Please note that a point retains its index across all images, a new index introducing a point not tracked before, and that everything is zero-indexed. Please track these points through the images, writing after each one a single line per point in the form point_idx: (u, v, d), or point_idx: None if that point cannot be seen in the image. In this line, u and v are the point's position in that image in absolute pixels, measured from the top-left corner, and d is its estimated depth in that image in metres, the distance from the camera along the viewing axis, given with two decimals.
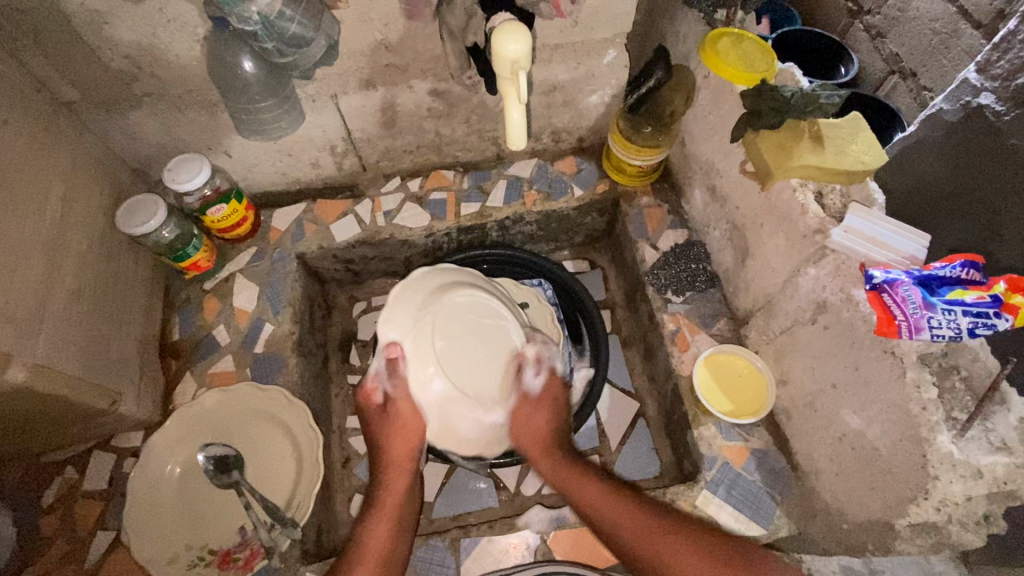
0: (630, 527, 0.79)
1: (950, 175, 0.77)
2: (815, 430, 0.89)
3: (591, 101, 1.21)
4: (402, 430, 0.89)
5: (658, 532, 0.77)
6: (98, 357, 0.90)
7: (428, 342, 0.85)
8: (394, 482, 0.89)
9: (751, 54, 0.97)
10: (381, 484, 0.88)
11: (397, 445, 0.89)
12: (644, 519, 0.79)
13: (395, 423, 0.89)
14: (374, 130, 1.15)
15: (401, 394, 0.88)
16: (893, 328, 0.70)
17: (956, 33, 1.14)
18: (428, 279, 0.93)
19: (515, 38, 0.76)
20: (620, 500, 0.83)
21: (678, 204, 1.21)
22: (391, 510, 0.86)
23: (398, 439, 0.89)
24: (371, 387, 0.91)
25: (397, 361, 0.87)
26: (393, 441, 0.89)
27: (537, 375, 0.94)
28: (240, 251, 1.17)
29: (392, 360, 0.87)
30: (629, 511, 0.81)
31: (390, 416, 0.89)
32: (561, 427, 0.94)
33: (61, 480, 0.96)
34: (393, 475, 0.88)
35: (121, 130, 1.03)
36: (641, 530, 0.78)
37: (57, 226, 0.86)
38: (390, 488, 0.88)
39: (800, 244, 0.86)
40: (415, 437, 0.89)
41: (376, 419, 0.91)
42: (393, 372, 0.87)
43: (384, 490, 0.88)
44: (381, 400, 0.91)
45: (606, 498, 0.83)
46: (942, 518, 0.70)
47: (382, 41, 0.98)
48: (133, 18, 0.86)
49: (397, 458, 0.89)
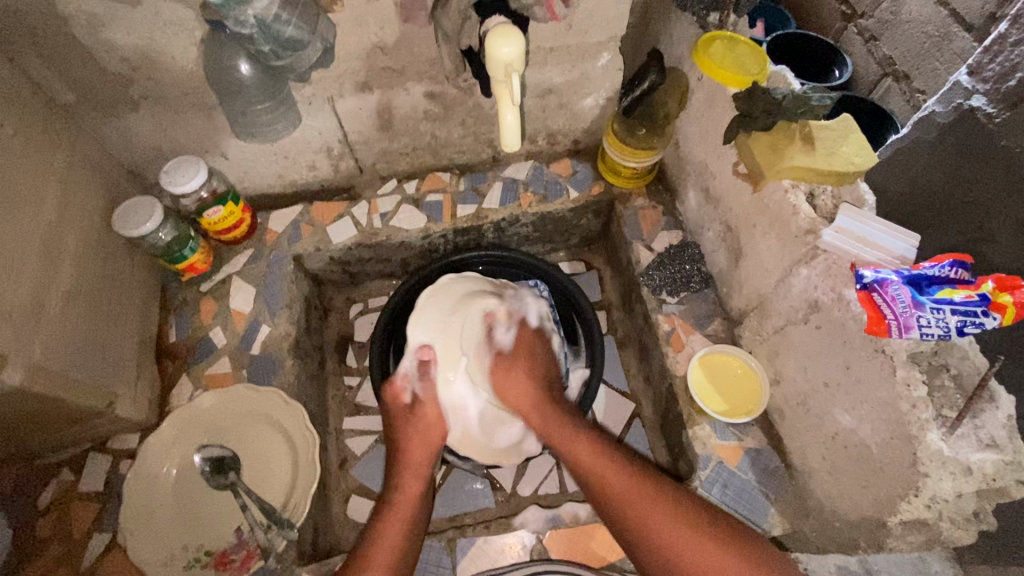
0: (614, 487, 0.78)
1: (941, 177, 0.78)
2: (808, 430, 0.89)
3: (586, 104, 1.22)
4: (425, 435, 0.90)
5: (652, 501, 0.75)
6: (94, 359, 0.90)
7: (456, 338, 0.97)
8: (408, 482, 0.86)
9: (742, 57, 0.98)
10: (395, 486, 0.85)
11: (416, 448, 0.89)
12: (639, 485, 0.77)
13: (418, 426, 0.91)
14: (370, 133, 1.16)
15: (429, 396, 0.93)
16: (882, 328, 0.71)
17: (948, 36, 1.15)
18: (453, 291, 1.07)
19: (508, 41, 0.77)
20: (605, 458, 0.81)
21: (673, 206, 1.22)
22: (404, 510, 0.83)
23: (419, 441, 0.90)
24: (400, 386, 0.95)
25: (429, 362, 0.96)
26: (414, 443, 0.90)
27: (508, 331, 0.98)
28: (236, 253, 1.17)
29: (423, 362, 0.96)
30: (620, 474, 0.79)
31: (416, 417, 0.92)
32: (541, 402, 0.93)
33: (56, 483, 0.96)
34: (408, 477, 0.86)
35: (118, 132, 1.03)
36: (625, 491, 0.77)
37: (53, 228, 0.86)
38: (406, 490, 0.85)
39: (792, 245, 0.87)
40: (436, 441, 0.91)
41: (400, 417, 0.93)
42: (424, 369, 0.96)
43: (397, 490, 0.85)
44: (408, 400, 0.94)
45: (591, 458, 0.81)
46: (932, 515, 0.70)
47: (378, 44, 0.99)
48: (129, 21, 0.87)
49: (413, 461, 0.88)
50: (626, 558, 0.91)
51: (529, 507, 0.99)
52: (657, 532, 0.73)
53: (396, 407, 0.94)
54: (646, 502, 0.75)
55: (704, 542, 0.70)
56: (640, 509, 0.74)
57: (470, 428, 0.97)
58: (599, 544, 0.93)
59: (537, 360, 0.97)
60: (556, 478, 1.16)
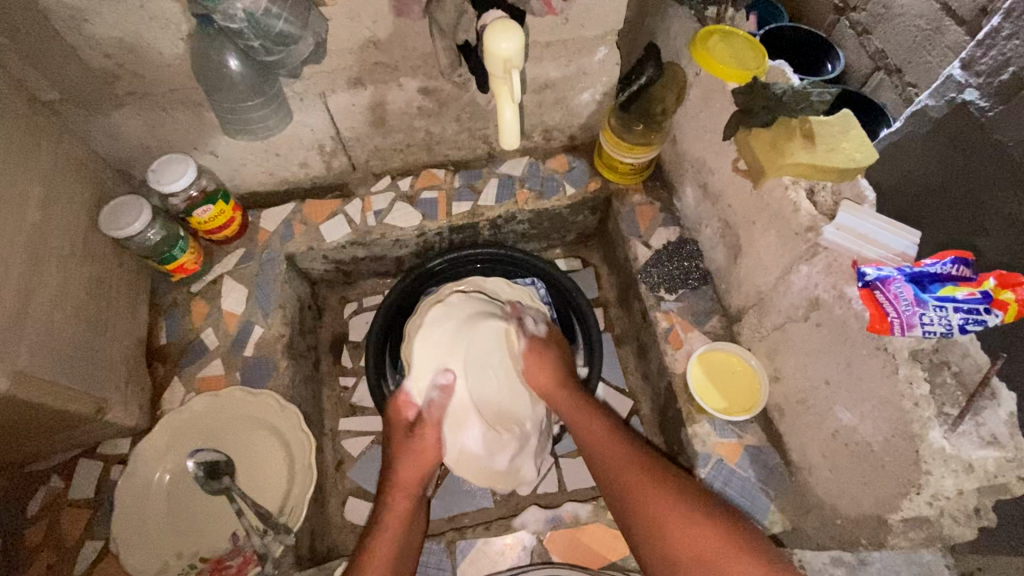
0: (620, 464, 0.82)
1: (937, 171, 0.78)
2: (809, 426, 0.89)
3: (582, 99, 1.21)
4: (420, 455, 0.88)
5: (676, 506, 0.74)
6: (81, 364, 0.88)
7: (463, 341, 0.98)
8: (398, 502, 0.84)
9: (741, 52, 0.97)
10: (385, 504, 0.84)
11: (408, 471, 0.87)
12: (661, 488, 0.77)
13: (415, 445, 0.89)
14: (363, 129, 1.14)
15: (431, 418, 0.91)
16: (885, 326, 0.70)
17: (940, 30, 1.14)
18: (460, 305, 1.05)
19: (507, 36, 0.75)
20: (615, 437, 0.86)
21: (670, 202, 1.21)
22: (396, 527, 0.82)
23: (412, 465, 0.88)
24: (405, 401, 0.95)
25: (449, 386, 0.93)
26: (407, 464, 0.88)
27: (537, 324, 1.05)
28: (227, 252, 1.15)
29: (444, 386, 0.93)
30: (645, 478, 0.79)
31: (414, 439, 0.89)
32: (560, 367, 0.99)
33: (45, 490, 0.94)
34: (398, 497, 0.84)
35: (103, 130, 1.01)
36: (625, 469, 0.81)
37: (38, 229, 0.83)
38: (394, 510, 0.84)
39: (792, 242, 0.87)
40: (429, 466, 0.88)
41: (399, 434, 0.92)
42: (440, 389, 0.93)
43: (387, 510, 0.84)
44: (412, 418, 0.93)
45: (602, 435, 0.87)
46: (934, 511, 0.71)
47: (371, 38, 0.97)
48: (114, 14, 0.84)
49: (403, 481, 0.86)
50: (628, 558, 0.92)
51: (529, 508, 0.98)
52: (657, 512, 0.75)
53: (399, 424, 0.92)
54: (642, 483, 0.78)
55: (694, 516, 0.72)
56: (638, 484, 0.78)
57: (468, 449, 0.95)
58: (599, 544, 0.93)
59: (562, 353, 1.02)
60: (555, 477, 1.16)
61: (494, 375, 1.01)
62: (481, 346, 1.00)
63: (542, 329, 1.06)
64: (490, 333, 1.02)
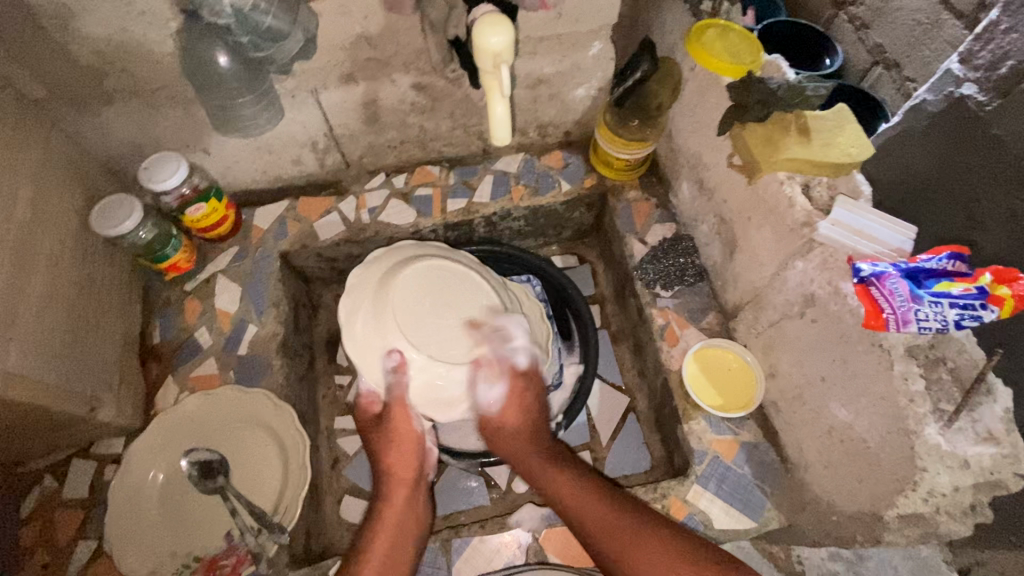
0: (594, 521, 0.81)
1: (934, 166, 0.77)
2: (804, 423, 0.89)
3: (577, 94, 1.20)
4: (395, 438, 0.92)
5: (655, 552, 0.75)
6: (74, 364, 0.88)
7: (382, 313, 0.85)
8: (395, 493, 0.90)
9: (736, 45, 0.96)
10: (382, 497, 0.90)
11: (397, 460, 0.92)
12: (639, 539, 0.77)
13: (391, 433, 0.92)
14: (355, 126, 1.13)
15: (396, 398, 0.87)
16: (880, 322, 0.69)
17: (938, 24, 1.13)
18: (370, 279, 0.93)
19: (496, 31, 0.75)
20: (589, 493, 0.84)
21: (666, 197, 1.21)
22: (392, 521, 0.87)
23: (396, 451, 0.92)
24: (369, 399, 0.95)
25: (401, 365, 0.84)
26: (390, 454, 0.92)
27: (494, 386, 0.89)
28: (220, 251, 1.14)
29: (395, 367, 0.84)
30: (622, 533, 0.78)
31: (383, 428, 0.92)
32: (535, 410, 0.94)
33: (39, 491, 0.94)
34: (395, 488, 0.90)
35: (93, 128, 1.00)
36: (604, 528, 0.79)
37: (28, 228, 0.83)
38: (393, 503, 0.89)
39: (788, 238, 0.86)
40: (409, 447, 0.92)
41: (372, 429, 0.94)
42: (393, 371, 0.85)
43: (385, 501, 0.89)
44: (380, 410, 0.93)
45: (574, 493, 0.85)
46: (929, 509, 0.70)
47: (362, 34, 0.96)
48: (101, 11, 0.83)
49: (396, 472, 0.92)
50: None
51: (525, 505, 0.96)
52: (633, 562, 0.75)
53: (367, 418, 0.94)
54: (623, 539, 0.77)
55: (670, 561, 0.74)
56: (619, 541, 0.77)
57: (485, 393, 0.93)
58: None
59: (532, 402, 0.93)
60: None
61: (434, 319, 0.85)
62: (406, 297, 0.86)
63: (498, 392, 0.90)
64: (412, 276, 0.88)
